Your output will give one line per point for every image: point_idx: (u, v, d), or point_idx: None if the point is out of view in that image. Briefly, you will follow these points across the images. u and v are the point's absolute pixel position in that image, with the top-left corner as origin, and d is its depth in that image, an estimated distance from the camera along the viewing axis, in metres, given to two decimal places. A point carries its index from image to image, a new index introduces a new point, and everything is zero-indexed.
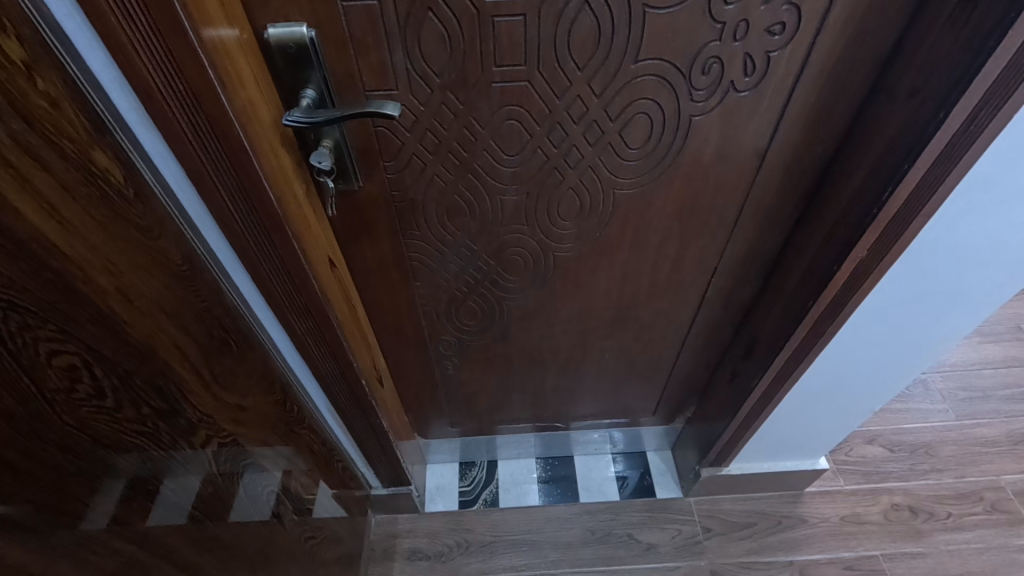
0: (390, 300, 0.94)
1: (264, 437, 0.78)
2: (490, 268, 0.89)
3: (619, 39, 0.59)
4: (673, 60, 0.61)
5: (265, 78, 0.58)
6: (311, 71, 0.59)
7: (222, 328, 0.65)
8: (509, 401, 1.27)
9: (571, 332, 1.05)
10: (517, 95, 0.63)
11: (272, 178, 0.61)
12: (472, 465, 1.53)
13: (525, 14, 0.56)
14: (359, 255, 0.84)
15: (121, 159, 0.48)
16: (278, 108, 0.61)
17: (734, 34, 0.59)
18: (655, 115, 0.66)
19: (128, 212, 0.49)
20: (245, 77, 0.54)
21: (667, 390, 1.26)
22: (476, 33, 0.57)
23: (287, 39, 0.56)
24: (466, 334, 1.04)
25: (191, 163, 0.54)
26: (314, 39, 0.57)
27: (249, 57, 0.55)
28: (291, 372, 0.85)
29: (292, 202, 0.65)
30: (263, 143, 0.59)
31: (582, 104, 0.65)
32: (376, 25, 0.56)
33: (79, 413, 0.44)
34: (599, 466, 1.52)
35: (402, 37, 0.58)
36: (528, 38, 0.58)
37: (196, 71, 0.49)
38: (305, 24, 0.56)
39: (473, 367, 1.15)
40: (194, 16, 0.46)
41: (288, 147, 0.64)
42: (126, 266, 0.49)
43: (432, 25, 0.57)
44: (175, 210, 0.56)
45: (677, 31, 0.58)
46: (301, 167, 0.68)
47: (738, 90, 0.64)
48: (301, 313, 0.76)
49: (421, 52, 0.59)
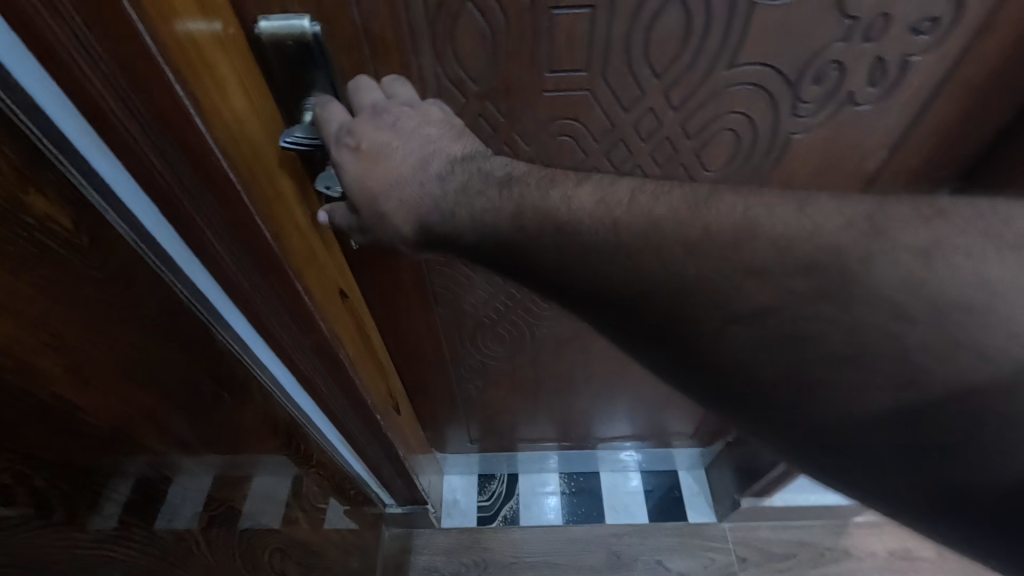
0: (408, 325, 0.84)
1: (262, 493, 0.69)
2: (524, 295, 0.79)
3: (713, 39, 0.45)
4: (778, 66, 0.47)
5: (256, 86, 0.45)
6: (315, 75, 0.47)
7: (214, 384, 0.55)
8: (534, 420, 1.18)
9: (609, 358, 0.95)
10: (574, 106, 0.50)
11: (266, 212, 0.49)
12: (490, 478, 1.44)
13: (592, 5, 0.43)
14: (373, 280, 0.73)
15: (67, 201, 0.36)
16: (274, 122, 0.49)
17: (867, 34, 0.44)
18: (743, 132, 0.53)
19: (79, 269, 0.38)
20: (225, 87, 0.42)
21: (710, 415, 1.17)
22: (528, 29, 0.44)
23: (284, 34, 0.43)
24: (490, 357, 0.93)
25: (166, 199, 0.42)
26: (319, 36, 0.44)
27: (232, 60, 0.42)
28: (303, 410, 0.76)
29: (292, 234, 0.53)
30: (253, 171, 0.46)
31: (654, 118, 0.52)
32: (398, 19, 0.44)
33: (13, 539, 0.35)
34: (625, 482, 1.43)
35: (432, 35, 0.45)
36: (594, 36, 0.45)
37: (159, 87, 0.36)
38: (306, 15, 0.43)
39: (498, 390, 1.05)
40: (151, 15, 0.34)
41: (288, 168, 0.52)
42: (77, 338, 0.38)
43: (471, 20, 0.44)
44: (150, 254, 0.44)
45: (791, 28, 0.44)
46: (304, 189, 0.56)
47: (857, 103, 0.50)
48: (308, 355, 0.65)
49: (456, 54, 0.46)
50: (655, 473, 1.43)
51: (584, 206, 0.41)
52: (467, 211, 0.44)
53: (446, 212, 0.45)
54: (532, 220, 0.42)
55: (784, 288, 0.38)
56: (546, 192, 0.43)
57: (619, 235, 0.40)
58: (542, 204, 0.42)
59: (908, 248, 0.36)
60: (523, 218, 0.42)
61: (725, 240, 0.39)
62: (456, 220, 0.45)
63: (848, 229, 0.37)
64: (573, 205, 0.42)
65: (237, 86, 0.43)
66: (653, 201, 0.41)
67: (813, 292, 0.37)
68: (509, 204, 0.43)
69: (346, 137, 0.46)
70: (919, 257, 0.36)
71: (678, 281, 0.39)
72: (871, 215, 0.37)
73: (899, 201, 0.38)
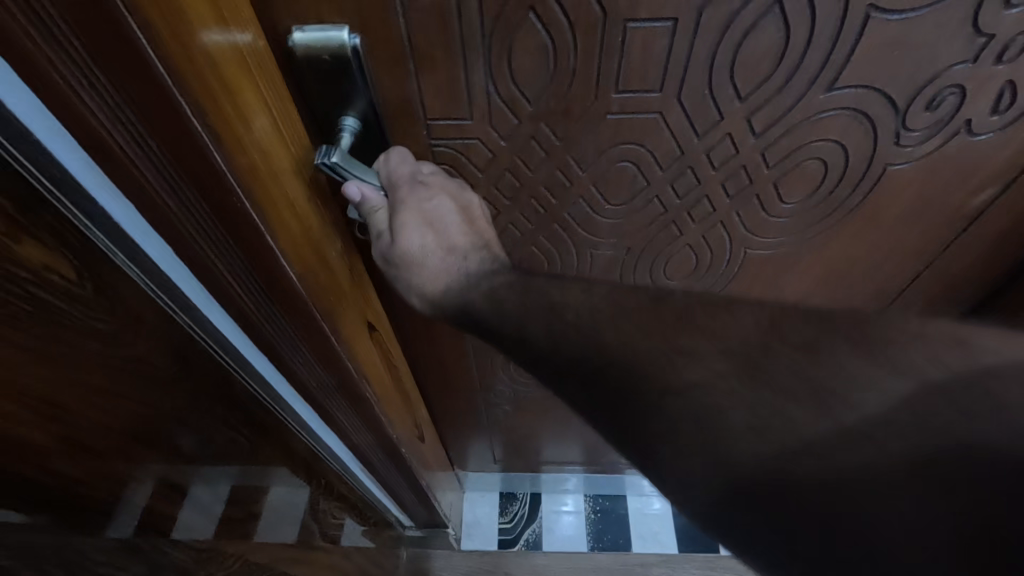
0: (438, 351, 0.79)
1: (270, 527, 0.64)
2: None
3: (814, 58, 0.38)
4: (886, 88, 0.41)
5: (272, 92, 0.38)
6: (353, 93, 0.41)
7: (225, 428, 0.48)
8: (562, 445, 1.12)
9: None
10: (639, 130, 0.45)
11: (293, 249, 0.41)
12: (511, 497, 1.37)
13: (675, 18, 0.36)
14: (405, 308, 0.67)
15: (69, 249, 0.29)
16: (294, 132, 0.41)
17: (1000, 54, 0.38)
18: (832, 160, 0.47)
19: (84, 321, 0.32)
20: (243, 103, 0.34)
21: None
22: (598, 44, 0.38)
23: (319, 48, 0.37)
24: (521, 383, 0.88)
25: (186, 247, 0.35)
26: (359, 50, 0.38)
27: (247, 63, 0.35)
28: (325, 439, 0.70)
29: (319, 271, 0.46)
30: (278, 201, 0.39)
31: (731, 145, 0.46)
32: (449, 32, 0.38)
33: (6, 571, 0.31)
34: (651, 505, 1.36)
35: (485, 50, 0.39)
36: (673, 54, 0.39)
37: (171, 118, 0.29)
38: (345, 26, 0.37)
39: (527, 415, 1.00)
40: (160, 31, 0.26)
41: (315, 188, 0.45)
42: (77, 404, 0.33)
43: (531, 33, 0.38)
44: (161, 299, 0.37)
45: (910, 46, 0.38)
46: (330, 211, 0.48)
47: (972, 132, 0.44)
48: (332, 394, 0.58)
49: (511, 72, 0.40)
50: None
51: (570, 293, 0.42)
52: (485, 290, 0.45)
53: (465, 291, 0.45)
54: (539, 304, 0.42)
55: (710, 371, 0.37)
56: (557, 283, 0.43)
57: (596, 314, 0.40)
58: (543, 293, 0.43)
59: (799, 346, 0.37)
60: (531, 300, 0.43)
61: (670, 319, 0.39)
62: (473, 294, 0.45)
63: (757, 326, 0.38)
64: (567, 292, 0.42)
65: (253, 98, 0.35)
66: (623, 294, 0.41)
67: (730, 376, 0.37)
68: (522, 283, 0.44)
69: (420, 187, 0.45)
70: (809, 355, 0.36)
71: (653, 355, 0.38)
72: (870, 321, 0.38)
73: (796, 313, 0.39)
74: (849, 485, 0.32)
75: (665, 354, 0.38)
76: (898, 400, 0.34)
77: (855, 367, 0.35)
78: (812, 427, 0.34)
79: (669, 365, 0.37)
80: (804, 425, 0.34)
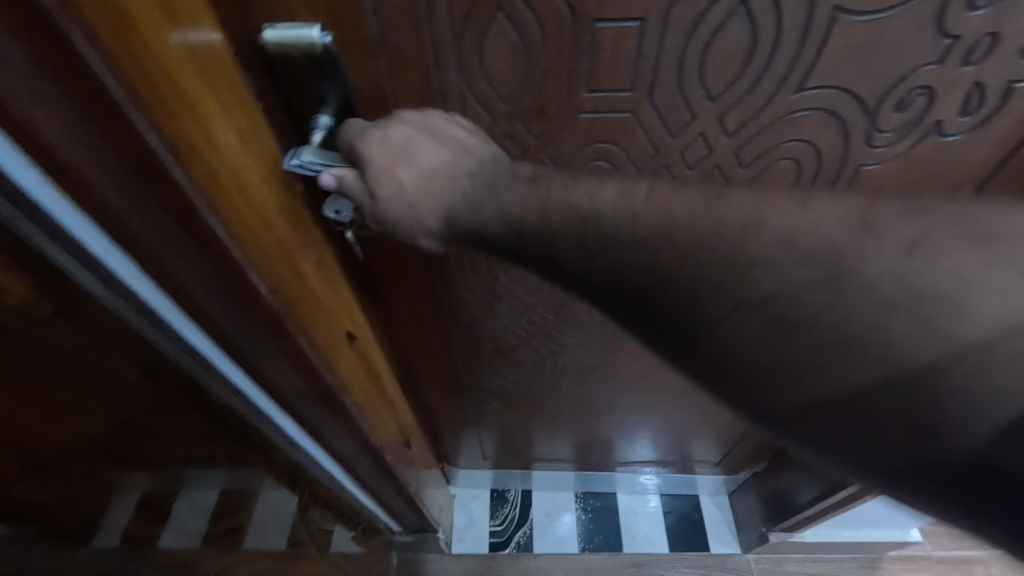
0: (424, 350, 0.79)
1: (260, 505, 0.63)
2: (546, 321, 0.74)
3: (784, 58, 0.39)
4: (854, 88, 0.41)
5: (235, 92, 0.36)
6: (328, 91, 0.39)
7: (198, 441, 0.47)
8: (552, 442, 1.12)
9: (634, 387, 0.89)
10: (614, 129, 0.45)
11: (266, 263, 0.39)
12: (503, 497, 1.35)
13: (643, 18, 0.37)
14: (392, 307, 0.68)
15: (21, 266, 0.29)
16: (262, 135, 0.39)
17: (970, 56, 0.39)
18: (808, 159, 0.47)
19: (39, 341, 0.31)
20: (203, 104, 0.32)
21: (739, 443, 1.12)
22: (569, 44, 0.39)
23: (291, 48, 0.36)
24: (508, 381, 0.88)
25: (151, 264, 0.33)
26: (329, 47, 0.37)
27: (206, 61, 0.32)
28: (311, 450, 0.67)
29: (297, 286, 0.44)
30: (249, 211, 0.37)
31: (704, 144, 0.46)
32: (419, 31, 0.38)
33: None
34: (642, 502, 1.35)
35: (457, 51, 0.39)
36: (643, 53, 0.39)
37: (127, 138, 0.27)
38: (315, 24, 0.36)
39: (516, 413, 0.99)
40: (105, 36, 0.24)
41: (286, 196, 0.43)
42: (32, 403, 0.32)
43: (501, 33, 0.38)
44: (123, 311, 0.35)
45: (876, 47, 0.38)
46: (303, 219, 0.46)
47: (945, 133, 0.45)
48: (314, 410, 0.56)
49: (484, 71, 0.41)
50: (677, 498, 1.35)
51: (603, 199, 0.34)
52: (495, 205, 0.38)
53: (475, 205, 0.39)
54: (562, 216, 0.35)
55: (787, 280, 0.30)
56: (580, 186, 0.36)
57: (636, 226, 0.33)
58: (567, 200, 0.35)
59: (900, 243, 0.28)
60: (553, 213, 0.35)
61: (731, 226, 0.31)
62: (482, 212, 0.38)
63: (844, 226, 0.29)
64: (597, 199, 0.34)
65: (214, 98, 0.33)
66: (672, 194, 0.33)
67: (815, 287, 0.29)
68: (536, 199, 0.36)
69: (373, 131, 0.40)
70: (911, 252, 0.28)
71: (703, 274, 0.31)
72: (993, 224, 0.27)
73: (895, 198, 0.29)
74: (939, 403, 0.28)
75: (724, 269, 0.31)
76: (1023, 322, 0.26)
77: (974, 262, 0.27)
78: (909, 342, 0.28)
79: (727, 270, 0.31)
80: (900, 338, 0.28)
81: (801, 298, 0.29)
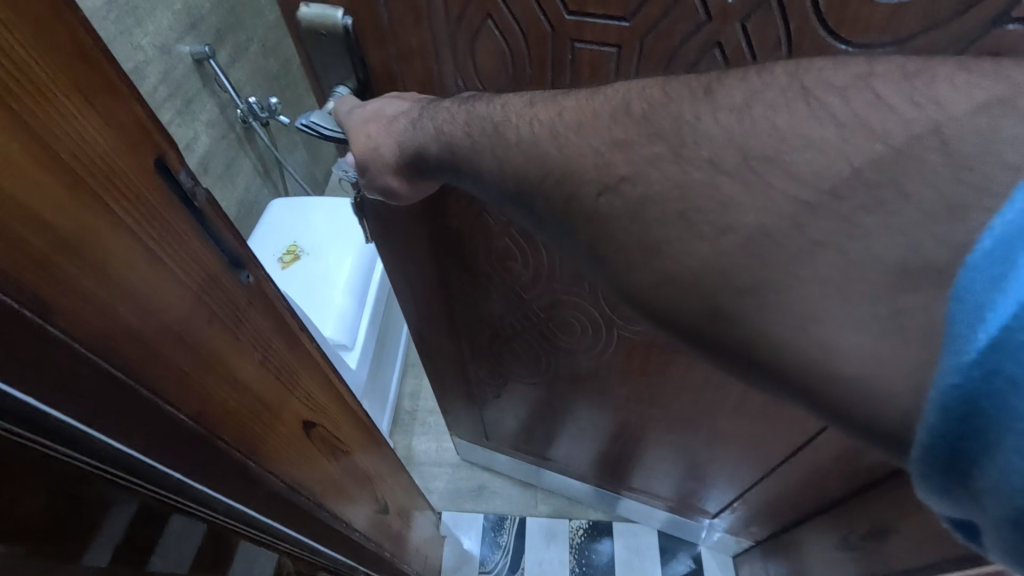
0: (433, 319, 0.87)
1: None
2: (540, 321, 0.79)
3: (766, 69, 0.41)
4: None
5: (117, 151, 0.27)
6: (347, 62, 0.50)
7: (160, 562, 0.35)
8: (554, 443, 1.14)
9: (625, 409, 0.91)
10: None
11: (145, 360, 0.30)
12: (499, 524, 1.30)
13: (619, 45, 0.42)
14: (401, 271, 0.78)
15: None
16: (174, 204, 0.31)
17: None
18: None
19: None
20: (45, 168, 0.24)
21: (738, 505, 1.04)
22: (549, 58, 0.45)
23: (319, 24, 0.47)
24: (519, 369, 0.93)
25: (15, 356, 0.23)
26: (349, 27, 0.47)
27: (63, 108, 0.24)
28: (302, 553, 0.56)
29: (213, 354, 0.36)
30: (125, 287, 0.28)
31: None
32: (421, 24, 0.46)
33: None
34: (643, 540, 1.28)
35: (452, 46, 0.47)
36: (618, 76, 0.44)
37: None
38: (339, 8, 0.46)
39: (517, 398, 1.02)
40: None
41: (211, 275, 0.34)
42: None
43: (489, 35, 0.45)
44: (18, 436, 0.24)
45: None
46: (229, 298, 0.37)
47: None
48: (268, 510, 0.45)
49: (476, 69, 0.48)
50: (694, 543, 1.27)
51: (511, 108, 0.38)
52: (434, 124, 0.43)
53: (422, 138, 0.44)
54: (482, 132, 0.39)
55: (641, 159, 0.31)
56: (492, 101, 0.40)
57: (533, 126, 0.36)
58: (486, 111, 0.39)
59: (737, 109, 0.29)
60: (474, 128, 0.40)
61: (598, 118, 0.33)
62: (428, 140, 0.44)
63: (692, 97, 0.30)
64: (508, 107, 0.38)
65: (67, 160, 0.25)
66: (566, 95, 0.36)
67: (665, 160, 0.30)
68: (464, 115, 0.41)
69: (358, 110, 0.49)
70: (742, 115, 0.28)
71: (566, 165, 0.33)
72: (847, 82, 0.27)
73: (747, 73, 0.30)
74: (791, 279, 0.27)
75: (589, 160, 0.33)
76: (846, 169, 0.26)
77: (816, 131, 0.27)
78: (769, 207, 0.27)
79: (596, 165, 0.32)
80: (744, 209, 0.28)
81: (653, 172, 0.30)
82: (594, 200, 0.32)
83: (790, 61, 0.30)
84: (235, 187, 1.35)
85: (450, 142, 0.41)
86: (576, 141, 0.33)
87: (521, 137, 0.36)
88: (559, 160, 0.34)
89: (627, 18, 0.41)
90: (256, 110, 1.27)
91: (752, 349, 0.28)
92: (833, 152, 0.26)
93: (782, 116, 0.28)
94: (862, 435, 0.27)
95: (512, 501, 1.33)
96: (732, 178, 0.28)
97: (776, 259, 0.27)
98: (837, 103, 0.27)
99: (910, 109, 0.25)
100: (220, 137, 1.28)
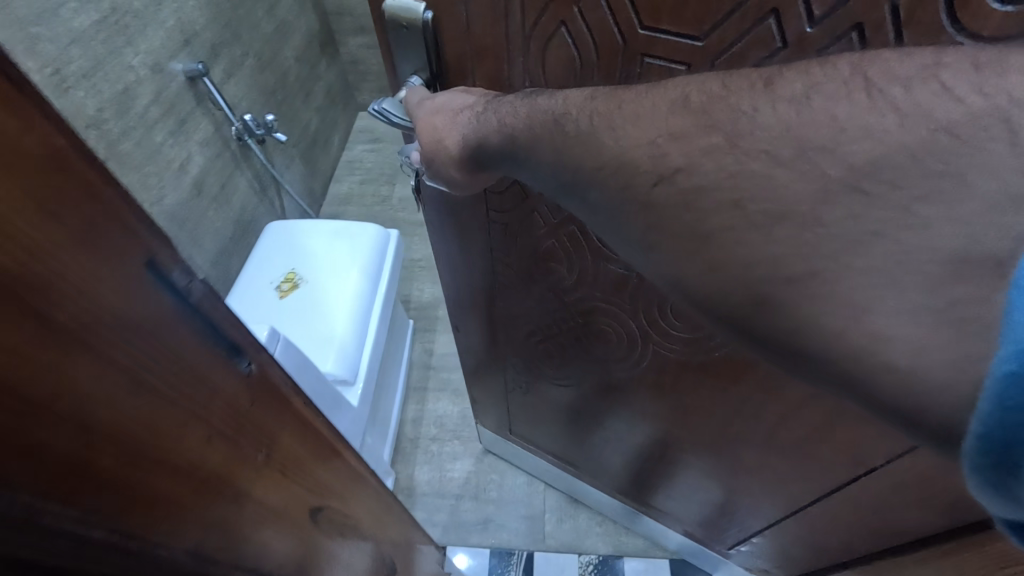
0: (473, 310, 0.90)
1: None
2: (575, 326, 0.81)
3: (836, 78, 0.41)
4: None
5: (101, 275, 0.23)
6: (422, 54, 0.54)
7: None
8: (578, 451, 1.14)
9: (652, 425, 0.90)
10: None
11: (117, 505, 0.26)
12: (506, 559, 1.27)
13: (688, 63, 0.44)
14: (449, 259, 0.81)
15: None
16: (168, 311, 0.27)
17: None
18: None
19: None
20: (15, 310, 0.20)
21: (760, 545, 1.00)
22: (619, 70, 0.47)
23: (402, 15, 0.51)
24: (549, 370, 0.94)
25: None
26: (428, 22, 0.51)
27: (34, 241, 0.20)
28: None
29: (200, 468, 0.31)
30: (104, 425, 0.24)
31: None
32: (496, 25, 0.49)
33: None
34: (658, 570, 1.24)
35: (523, 47, 0.50)
36: None
37: None
38: (422, 4, 0.50)
39: (546, 399, 1.03)
40: None
41: (208, 377, 0.31)
42: None
43: (562, 42, 0.48)
44: None
45: None
46: (223, 397, 0.32)
47: None
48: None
49: (546, 74, 0.51)
50: None
51: (572, 100, 0.40)
52: (496, 117, 0.45)
53: (482, 130, 0.46)
54: (541, 126, 0.41)
55: (695, 150, 0.32)
56: (554, 95, 0.42)
57: (591, 117, 0.38)
58: (547, 104, 0.42)
59: (796, 99, 0.30)
60: (534, 122, 0.42)
61: (655, 107, 0.34)
62: (487, 133, 0.46)
63: (751, 88, 0.31)
64: (568, 100, 0.40)
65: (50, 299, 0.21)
66: (627, 90, 0.37)
67: (720, 150, 0.31)
68: (525, 107, 0.43)
69: (426, 103, 0.53)
70: (801, 105, 0.29)
71: (621, 156, 0.35)
72: (910, 74, 0.27)
73: (810, 64, 0.31)
74: (839, 266, 0.28)
75: (643, 150, 0.34)
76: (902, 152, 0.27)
77: (873, 120, 0.28)
78: (821, 200, 0.28)
79: (651, 156, 0.34)
80: (793, 193, 0.29)
81: (707, 162, 0.32)
82: (648, 190, 0.34)
83: (856, 53, 0.30)
84: (230, 205, 1.44)
85: (509, 134, 0.44)
86: (632, 132, 0.35)
87: (578, 126, 0.38)
88: (612, 154, 0.36)
89: (701, 38, 0.42)
90: (252, 126, 1.43)
91: (796, 337, 0.29)
92: (891, 140, 0.27)
93: (841, 107, 0.28)
94: (902, 421, 0.28)
95: (518, 534, 1.30)
96: (786, 167, 0.29)
97: (828, 249, 0.28)
98: (898, 93, 0.27)
99: (975, 97, 0.26)
100: (215, 155, 1.37)
